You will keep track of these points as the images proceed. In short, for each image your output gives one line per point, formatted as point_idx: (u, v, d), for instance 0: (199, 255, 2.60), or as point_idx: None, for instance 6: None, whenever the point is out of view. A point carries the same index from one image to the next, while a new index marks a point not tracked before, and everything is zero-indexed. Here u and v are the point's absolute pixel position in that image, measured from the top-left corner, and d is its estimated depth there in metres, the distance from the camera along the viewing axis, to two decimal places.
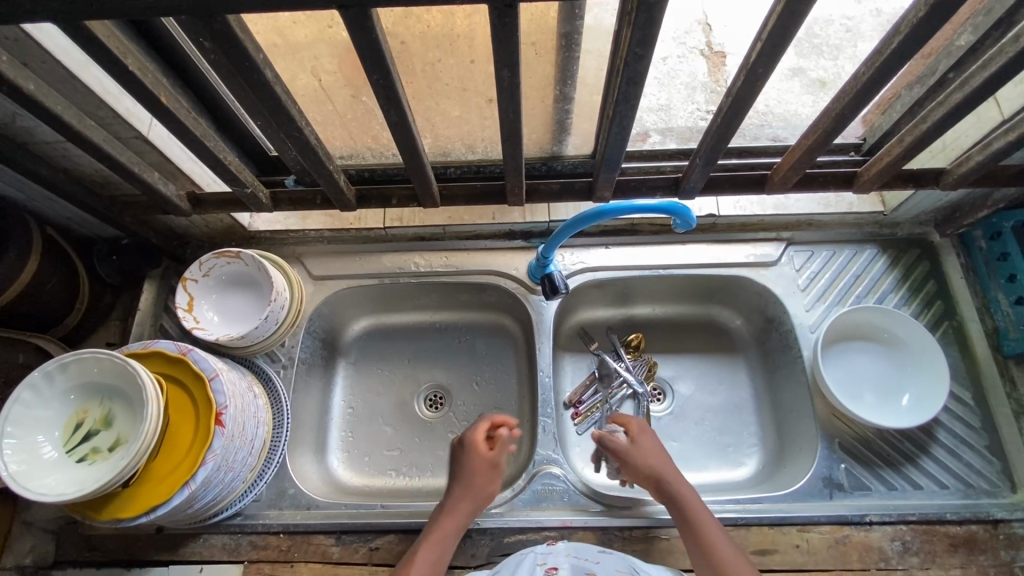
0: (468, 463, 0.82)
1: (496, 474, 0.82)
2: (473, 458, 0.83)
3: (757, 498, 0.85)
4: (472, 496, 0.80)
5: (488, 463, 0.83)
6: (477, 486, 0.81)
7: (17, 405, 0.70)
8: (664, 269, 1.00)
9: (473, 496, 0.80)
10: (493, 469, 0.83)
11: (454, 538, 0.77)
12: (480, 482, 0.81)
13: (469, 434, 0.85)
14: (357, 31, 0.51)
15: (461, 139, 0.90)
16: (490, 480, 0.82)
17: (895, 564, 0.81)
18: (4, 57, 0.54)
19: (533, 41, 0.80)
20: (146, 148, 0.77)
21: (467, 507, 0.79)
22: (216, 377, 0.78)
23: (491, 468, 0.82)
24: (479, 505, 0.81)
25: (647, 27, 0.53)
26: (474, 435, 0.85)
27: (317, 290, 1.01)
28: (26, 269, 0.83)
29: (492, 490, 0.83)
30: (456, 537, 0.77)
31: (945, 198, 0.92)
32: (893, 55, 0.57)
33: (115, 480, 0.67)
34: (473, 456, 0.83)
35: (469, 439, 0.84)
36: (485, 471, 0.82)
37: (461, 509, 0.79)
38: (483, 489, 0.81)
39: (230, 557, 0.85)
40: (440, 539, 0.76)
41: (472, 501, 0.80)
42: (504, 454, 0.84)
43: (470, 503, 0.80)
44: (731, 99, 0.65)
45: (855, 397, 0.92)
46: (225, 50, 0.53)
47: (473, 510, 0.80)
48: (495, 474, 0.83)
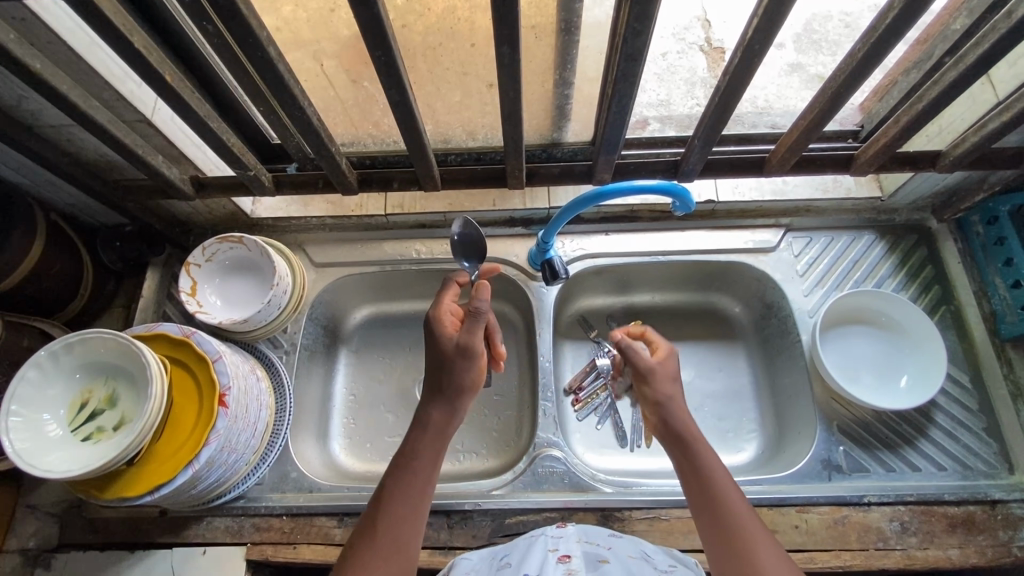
0: (437, 347, 0.70)
1: (469, 358, 0.69)
2: (442, 344, 0.70)
3: (757, 480, 0.86)
4: (445, 397, 0.69)
5: (454, 347, 0.69)
6: (452, 377, 0.69)
7: (23, 384, 0.71)
8: (664, 255, 1.01)
9: (448, 396, 0.69)
10: (465, 354, 0.69)
11: (434, 455, 0.67)
12: (451, 374, 0.69)
13: (437, 315, 0.73)
14: (361, 6, 0.52)
15: (462, 125, 0.91)
16: (463, 367, 0.69)
17: (894, 544, 0.82)
18: (11, 35, 0.55)
19: (533, 25, 0.79)
20: (150, 132, 0.77)
21: (442, 414, 0.68)
22: (219, 359, 0.79)
23: (457, 353, 0.69)
24: (459, 399, 0.69)
25: (645, 2, 0.53)
26: (443, 315, 0.72)
27: (320, 277, 1.02)
28: (31, 254, 0.84)
29: (472, 379, 0.70)
30: (439, 450, 0.67)
31: (943, 182, 0.93)
32: (888, 31, 0.58)
33: (120, 457, 0.68)
34: (441, 341, 0.70)
35: (435, 322, 0.72)
36: (456, 358, 0.69)
37: (439, 418, 0.68)
38: (456, 380, 0.69)
39: (233, 540, 0.86)
40: (415, 465, 0.65)
41: (447, 403, 0.69)
42: (476, 332, 0.69)
43: (443, 409, 0.68)
44: (728, 78, 0.66)
45: (852, 379, 0.93)
46: (230, 26, 0.54)
47: (452, 412, 0.69)
48: (469, 355, 0.69)
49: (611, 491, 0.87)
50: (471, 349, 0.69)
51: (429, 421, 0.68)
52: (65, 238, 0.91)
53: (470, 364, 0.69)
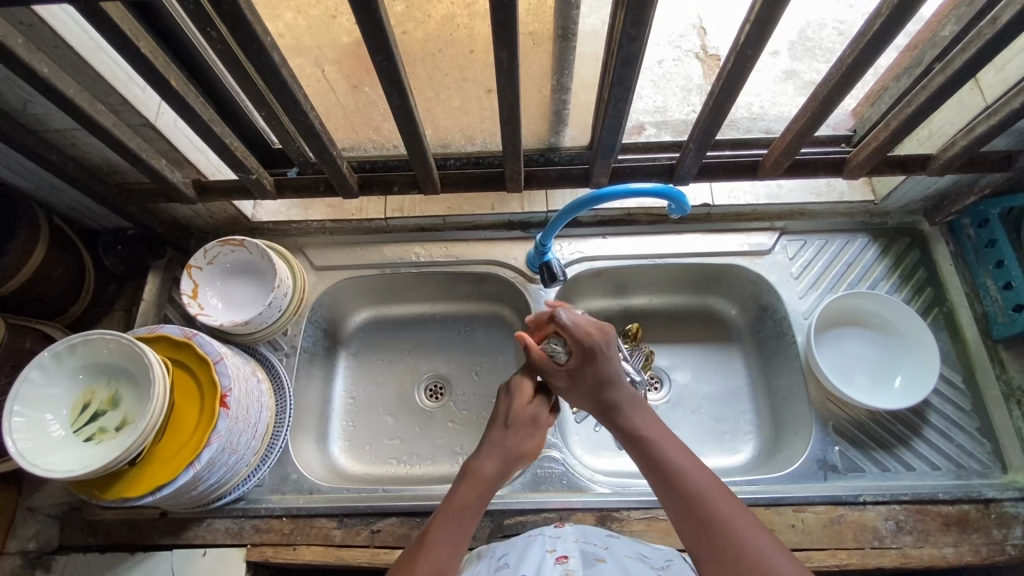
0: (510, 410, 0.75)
1: (535, 429, 0.75)
2: (517, 408, 0.75)
3: (753, 480, 0.87)
4: (504, 455, 0.72)
5: (529, 414, 0.76)
6: (516, 439, 0.73)
7: (26, 385, 0.72)
8: (660, 258, 1.02)
9: (507, 454, 0.72)
10: (532, 423, 0.76)
11: (478, 509, 0.68)
12: (518, 436, 0.74)
13: (515, 382, 0.78)
14: (363, 12, 0.54)
15: (461, 130, 0.93)
16: (529, 435, 0.75)
17: (889, 543, 0.82)
18: (19, 39, 0.56)
19: (529, 32, 0.81)
20: (154, 136, 0.79)
21: (497, 469, 0.70)
22: (221, 360, 0.79)
23: (531, 422, 0.75)
24: (514, 464, 0.73)
25: (640, 8, 0.55)
26: (523, 381, 0.78)
27: (320, 280, 1.03)
28: (33, 256, 0.85)
29: (528, 449, 0.75)
30: (483, 504, 0.68)
31: (934, 186, 0.94)
32: (876, 37, 0.60)
33: (122, 457, 0.69)
34: (517, 405, 0.76)
35: (515, 386, 0.77)
36: (526, 424, 0.75)
37: (492, 472, 0.70)
38: (519, 444, 0.73)
39: (233, 541, 0.86)
40: (463, 510, 0.67)
41: (502, 461, 0.71)
42: (545, 410, 0.77)
43: (498, 465, 0.71)
44: (721, 83, 0.68)
45: (848, 380, 0.94)
46: (234, 31, 0.55)
47: (502, 470, 0.72)
48: (536, 429, 0.76)
49: (609, 491, 0.87)
50: (539, 420, 0.76)
51: (483, 473, 0.70)
52: (67, 241, 0.92)
53: (534, 436, 0.75)
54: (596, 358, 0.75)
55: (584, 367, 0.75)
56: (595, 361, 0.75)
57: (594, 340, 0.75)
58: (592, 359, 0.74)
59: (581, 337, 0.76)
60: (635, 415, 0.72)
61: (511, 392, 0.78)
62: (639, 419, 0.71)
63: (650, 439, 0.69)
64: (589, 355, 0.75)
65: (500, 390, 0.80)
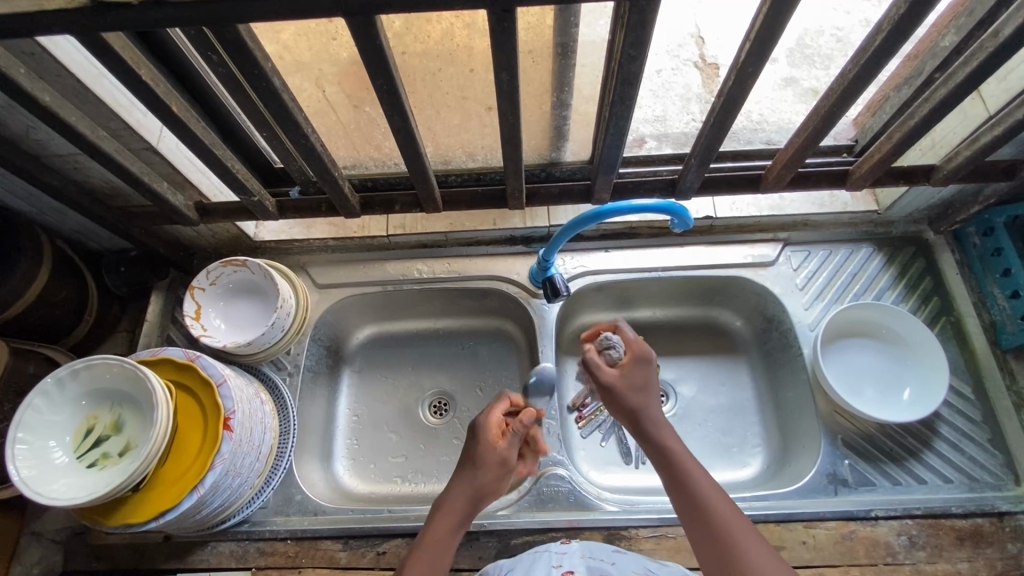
0: (479, 449, 0.74)
1: (505, 471, 0.73)
2: (487, 450, 0.74)
3: (762, 496, 0.86)
4: (475, 495, 0.71)
5: (498, 455, 0.74)
6: (484, 478, 0.72)
7: (29, 411, 0.72)
8: (664, 270, 1.01)
9: (478, 493, 0.72)
10: (500, 466, 0.73)
11: (450, 543, 0.69)
12: (486, 476, 0.72)
13: (485, 417, 0.77)
14: (362, 38, 0.54)
15: (461, 147, 0.93)
16: (498, 478, 0.73)
17: (903, 558, 0.81)
18: (21, 69, 0.57)
19: (530, 49, 0.81)
20: (156, 159, 0.79)
21: (465, 506, 0.71)
22: (224, 382, 0.79)
23: (501, 462, 0.73)
24: (481, 501, 0.72)
25: (640, 28, 0.55)
26: (488, 423, 0.76)
27: (322, 298, 1.02)
28: (36, 280, 0.85)
29: (497, 486, 0.73)
30: (454, 542, 0.69)
31: (938, 195, 0.94)
32: (877, 53, 0.59)
33: (125, 484, 0.68)
34: (484, 445, 0.74)
35: (481, 426, 0.76)
36: (494, 465, 0.73)
37: (461, 507, 0.71)
38: (487, 483, 0.72)
39: (238, 564, 0.85)
40: (439, 542, 0.68)
41: (474, 498, 0.71)
42: (511, 455, 0.74)
43: (467, 503, 0.71)
44: (722, 98, 0.67)
45: (856, 392, 0.93)
46: (235, 57, 0.56)
47: (473, 507, 0.72)
48: (504, 471, 0.74)
49: (616, 509, 0.86)
50: (506, 467, 0.74)
51: (453, 511, 0.70)
52: (70, 263, 0.92)
53: (501, 476, 0.73)
54: (641, 365, 0.77)
55: (635, 371, 0.77)
56: (643, 368, 0.77)
57: (647, 355, 0.78)
58: (641, 363, 0.78)
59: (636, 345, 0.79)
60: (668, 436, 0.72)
61: (479, 433, 0.76)
62: (667, 438, 0.71)
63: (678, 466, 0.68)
64: (639, 361, 0.78)
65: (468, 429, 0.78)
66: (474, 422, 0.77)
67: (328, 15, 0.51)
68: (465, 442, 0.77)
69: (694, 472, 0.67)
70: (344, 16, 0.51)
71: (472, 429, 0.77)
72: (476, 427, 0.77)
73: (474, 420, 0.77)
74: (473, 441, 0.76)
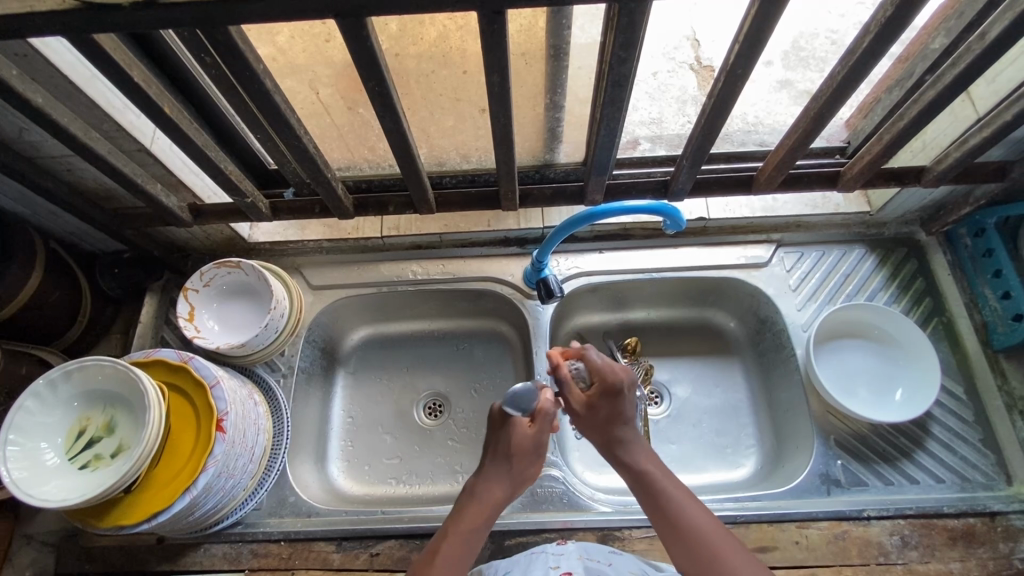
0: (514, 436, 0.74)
1: (538, 456, 0.76)
2: (521, 434, 0.74)
3: (755, 496, 0.86)
4: (510, 481, 0.74)
5: (532, 440, 0.75)
6: (521, 466, 0.74)
7: (21, 412, 0.71)
8: (658, 272, 1.02)
9: (511, 479, 0.74)
10: (532, 452, 0.76)
11: (483, 532, 0.70)
12: (519, 462, 0.74)
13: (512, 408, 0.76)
14: (353, 40, 0.54)
15: (455, 148, 0.94)
16: (533, 463, 0.75)
17: (895, 558, 0.81)
18: (13, 70, 0.57)
19: (523, 52, 0.81)
20: (149, 161, 0.79)
21: (502, 497, 0.72)
22: (217, 384, 0.79)
23: (535, 449, 0.75)
24: (517, 489, 0.75)
25: (630, 30, 0.55)
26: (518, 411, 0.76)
27: (317, 300, 1.03)
28: (29, 281, 0.85)
29: (532, 472, 0.76)
30: (487, 530, 0.70)
31: (930, 196, 0.94)
32: (865, 55, 0.60)
33: (117, 485, 0.68)
34: (520, 433, 0.75)
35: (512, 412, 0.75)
36: (528, 451, 0.75)
37: (497, 499, 0.72)
38: (523, 470, 0.75)
39: (231, 566, 0.85)
40: (473, 531, 0.69)
41: (508, 485, 0.73)
42: (547, 436, 0.76)
43: (504, 493, 0.73)
44: (713, 100, 0.68)
45: (849, 392, 0.93)
46: (227, 59, 0.56)
47: (508, 496, 0.74)
48: (536, 453, 0.75)
49: (610, 510, 0.86)
50: (538, 448, 0.76)
51: (491, 500, 0.71)
52: (63, 265, 0.92)
53: (536, 462, 0.76)
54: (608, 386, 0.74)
55: (605, 404, 0.74)
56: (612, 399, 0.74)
57: (619, 379, 0.75)
58: (612, 395, 0.74)
59: (605, 374, 0.75)
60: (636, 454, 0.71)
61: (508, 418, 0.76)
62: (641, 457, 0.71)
63: (652, 482, 0.69)
64: (609, 393, 0.74)
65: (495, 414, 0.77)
66: (499, 408, 0.76)
67: (318, 15, 0.51)
68: (494, 428, 0.77)
69: (671, 489, 0.68)
70: (335, 18, 0.52)
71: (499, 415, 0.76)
72: (501, 412, 0.76)
73: (500, 405, 0.76)
74: (507, 427, 0.75)
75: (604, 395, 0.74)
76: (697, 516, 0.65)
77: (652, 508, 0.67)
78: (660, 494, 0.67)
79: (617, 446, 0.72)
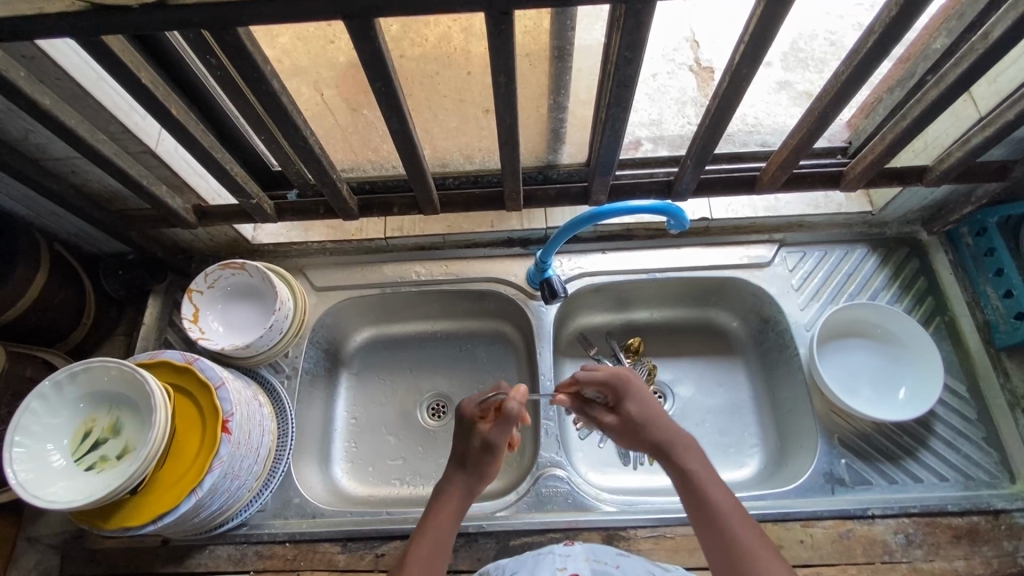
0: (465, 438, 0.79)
1: (492, 455, 0.77)
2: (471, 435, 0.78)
3: (760, 495, 0.86)
4: (467, 479, 0.77)
5: (484, 441, 0.77)
6: (476, 463, 0.77)
7: (27, 414, 0.72)
8: (661, 272, 1.02)
9: (469, 479, 0.77)
10: (489, 450, 0.77)
11: (448, 532, 0.73)
12: (476, 463, 0.77)
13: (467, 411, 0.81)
14: (362, 41, 0.54)
15: (459, 150, 0.92)
16: (489, 459, 0.77)
17: (900, 557, 0.82)
18: (21, 72, 0.57)
19: (527, 52, 0.84)
20: (154, 162, 0.79)
21: (460, 495, 0.76)
22: (222, 385, 0.79)
23: (487, 449, 0.77)
24: (476, 486, 0.77)
25: (636, 31, 0.55)
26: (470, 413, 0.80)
27: (320, 301, 1.03)
28: (34, 283, 0.85)
29: (491, 468, 0.78)
30: (453, 528, 0.73)
31: (932, 195, 0.94)
32: (869, 55, 0.60)
33: (123, 487, 0.68)
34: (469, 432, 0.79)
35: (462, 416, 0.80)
36: (482, 451, 0.77)
37: (458, 498, 0.75)
38: (478, 467, 0.77)
39: (237, 568, 0.85)
40: (436, 531, 0.72)
41: (466, 483, 0.77)
42: (506, 435, 0.77)
43: (463, 492, 0.76)
44: (717, 100, 0.68)
45: (852, 391, 0.93)
46: (235, 60, 0.56)
47: (468, 496, 0.77)
48: (491, 453, 0.77)
49: (615, 509, 0.86)
50: (494, 448, 0.77)
51: (450, 501, 0.75)
52: (67, 267, 0.92)
53: (492, 459, 0.77)
54: (629, 389, 0.79)
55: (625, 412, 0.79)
56: (627, 403, 0.79)
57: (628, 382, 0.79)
58: (625, 399, 0.78)
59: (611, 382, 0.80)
60: (692, 461, 0.72)
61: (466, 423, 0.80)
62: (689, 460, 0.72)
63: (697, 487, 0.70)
64: (622, 398, 0.79)
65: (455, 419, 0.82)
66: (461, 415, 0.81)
67: (327, 17, 0.51)
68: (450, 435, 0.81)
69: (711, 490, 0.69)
70: (343, 19, 0.52)
71: (459, 418, 0.81)
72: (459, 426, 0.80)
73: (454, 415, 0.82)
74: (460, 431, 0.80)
75: (622, 403, 0.79)
76: (738, 525, 0.65)
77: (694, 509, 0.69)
78: (708, 503, 0.68)
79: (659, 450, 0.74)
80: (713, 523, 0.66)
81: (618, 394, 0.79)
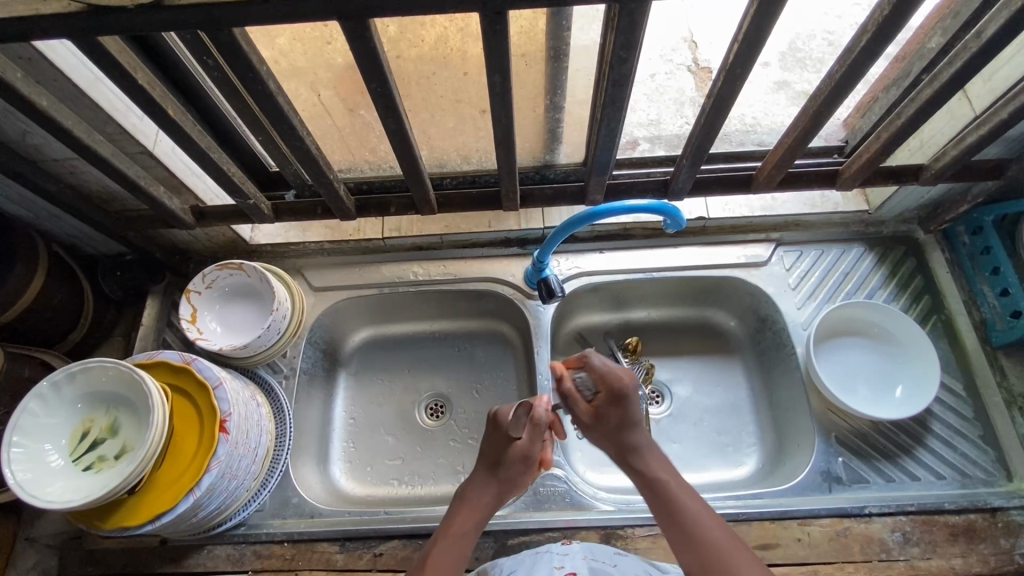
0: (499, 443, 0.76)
1: (527, 468, 0.76)
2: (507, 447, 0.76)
3: (757, 494, 0.86)
4: (497, 488, 0.75)
5: (520, 453, 0.76)
6: (508, 474, 0.76)
7: (26, 414, 0.72)
8: (658, 272, 1.02)
9: (499, 486, 0.76)
10: (523, 462, 0.76)
11: (473, 535, 0.72)
12: (509, 473, 0.76)
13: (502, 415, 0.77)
14: (357, 41, 0.55)
15: (455, 150, 0.94)
16: (521, 472, 0.76)
17: (897, 555, 0.82)
18: (18, 73, 0.57)
19: (523, 53, 0.82)
20: (152, 163, 0.80)
21: (487, 501, 0.74)
22: (220, 385, 0.79)
23: (524, 461, 0.76)
24: (504, 496, 0.76)
25: (630, 31, 0.55)
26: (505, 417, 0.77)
27: (318, 301, 1.03)
28: (32, 284, 0.85)
29: (520, 480, 0.77)
30: (478, 533, 0.73)
31: (928, 194, 0.94)
32: (862, 54, 0.60)
33: (121, 487, 0.68)
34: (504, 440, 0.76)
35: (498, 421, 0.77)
36: (518, 463, 0.76)
37: (485, 502, 0.74)
38: (509, 479, 0.76)
39: (235, 568, 0.85)
40: (462, 532, 0.72)
41: (496, 490, 0.75)
42: (536, 448, 0.76)
43: (492, 498, 0.75)
44: (712, 99, 0.68)
45: (849, 390, 0.94)
46: (231, 61, 0.56)
47: (495, 501, 0.75)
48: (526, 466, 0.76)
49: (612, 508, 0.87)
50: (530, 460, 0.76)
51: (476, 505, 0.74)
52: (65, 268, 0.92)
53: (524, 473, 0.77)
54: (621, 399, 0.74)
55: (609, 412, 0.74)
56: (618, 406, 0.74)
57: (623, 384, 0.74)
58: (617, 401, 0.74)
59: (611, 379, 0.75)
60: (652, 463, 0.72)
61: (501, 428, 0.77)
62: (650, 463, 0.72)
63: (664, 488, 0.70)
64: (613, 399, 0.74)
65: (490, 420, 0.79)
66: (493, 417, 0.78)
67: (323, 17, 0.52)
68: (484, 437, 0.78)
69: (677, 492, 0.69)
70: (338, 20, 0.52)
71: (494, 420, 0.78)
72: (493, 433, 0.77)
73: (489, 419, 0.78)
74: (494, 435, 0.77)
75: (609, 404, 0.74)
76: (708, 524, 0.66)
77: (660, 511, 0.69)
78: (672, 504, 0.68)
79: (631, 452, 0.73)
80: (687, 531, 0.66)
81: (612, 393, 0.74)
